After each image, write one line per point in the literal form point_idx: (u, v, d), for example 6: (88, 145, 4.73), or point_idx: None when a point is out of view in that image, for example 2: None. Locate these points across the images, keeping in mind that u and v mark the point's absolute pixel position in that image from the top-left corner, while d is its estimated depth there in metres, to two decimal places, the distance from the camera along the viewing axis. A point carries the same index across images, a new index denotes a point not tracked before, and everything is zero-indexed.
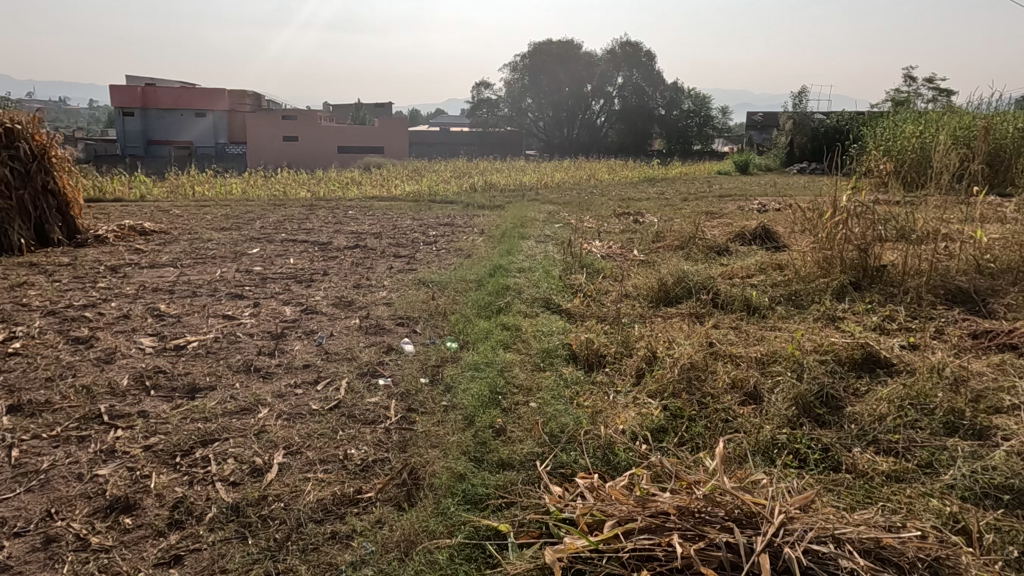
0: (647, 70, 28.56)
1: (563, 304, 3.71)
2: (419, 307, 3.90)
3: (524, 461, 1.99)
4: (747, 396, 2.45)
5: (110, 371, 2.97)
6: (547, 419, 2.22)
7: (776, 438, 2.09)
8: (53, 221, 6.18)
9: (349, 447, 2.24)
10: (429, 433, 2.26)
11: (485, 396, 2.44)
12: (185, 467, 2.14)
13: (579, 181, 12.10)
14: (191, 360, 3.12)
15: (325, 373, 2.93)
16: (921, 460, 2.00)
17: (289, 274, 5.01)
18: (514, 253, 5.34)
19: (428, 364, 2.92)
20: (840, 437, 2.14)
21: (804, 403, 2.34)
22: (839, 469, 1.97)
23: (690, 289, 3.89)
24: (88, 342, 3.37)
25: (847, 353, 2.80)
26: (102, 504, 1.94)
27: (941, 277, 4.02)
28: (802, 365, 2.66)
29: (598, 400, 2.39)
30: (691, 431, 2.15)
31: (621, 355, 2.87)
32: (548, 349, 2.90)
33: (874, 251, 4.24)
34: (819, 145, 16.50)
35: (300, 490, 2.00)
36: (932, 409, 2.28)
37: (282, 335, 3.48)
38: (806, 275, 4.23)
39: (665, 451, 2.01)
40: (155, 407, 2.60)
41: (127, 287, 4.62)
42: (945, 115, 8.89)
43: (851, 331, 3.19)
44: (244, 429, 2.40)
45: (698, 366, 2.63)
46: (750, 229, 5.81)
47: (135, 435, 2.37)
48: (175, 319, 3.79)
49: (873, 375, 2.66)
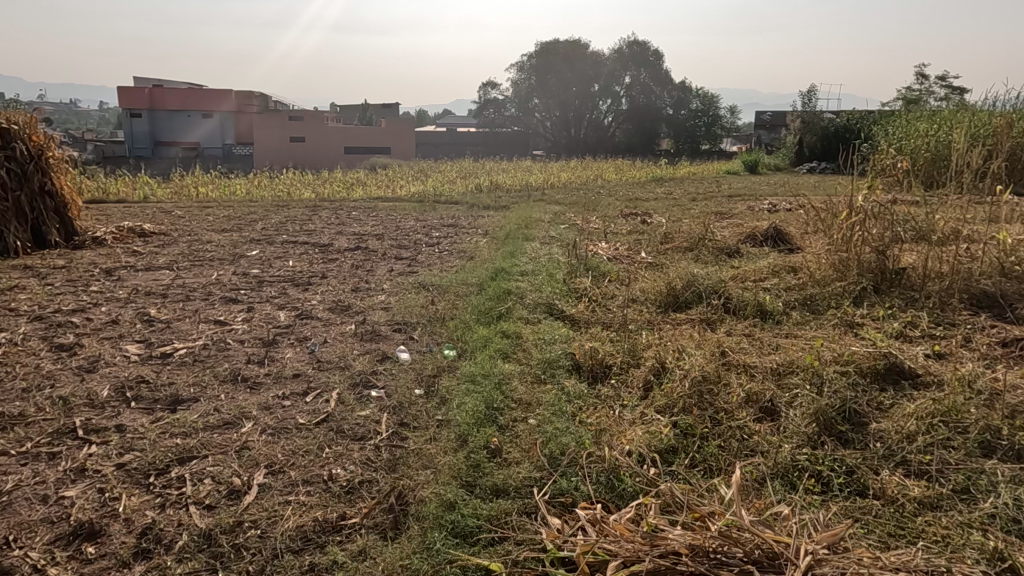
0: (656, 70, 28.28)
1: (567, 309, 3.55)
2: (417, 311, 3.75)
3: (520, 487, 1.83)
4: (763, 412, 2.28)
5: (91, 381, 2.83)
6: (546, 439, 2.06)
7: (796, 461, 1.92)
8: (51, 222, 6.07)
9: (335, 466, 2.09)
10: (421, 451, 2.11)
11: (481, 412, 2.28)
12: (158, 488, 2.00)
13: (585, 181, 11.91)
14: (176, 369, 2.98)
15: (316, 383, 2.78)
16: (957, 486, 1.82)
17: (286, 277, 4.87)
18: (518, 255, 5.19)
19: (424, 374, 2.77)
20: (866, 458, 1.96)
21: (824, 419, 2.17)
22: (866, 495, 1.80)
23: (700, 293, 3.72)
24: (71, 349, 3.23)
25: (869, 363, 2.62)
26: (64, 530, 1.80)
27: (965, 280, 3.82)
28: (821, 378, 2.48)
29: (602, 416, 2.23)
30: (703, 451, 1.98)
31: (628, 365, 2.70)
32: (550, 359, 2.74)
33: (892, 252, 4.05)
34: (830, 144, 16.25)
35: (278, 515, 1.84)
36: (966, 427, 2.10)
37: (273, 342, 3.34)
38: (823, 277, 4.04)
39: (675, 475, 1.85)
40: (134, 420, 2.46)
41: (119, 291, 4.50)
42: (961, 113, 8.66)
43: (872, 339, 3.02)
44: (225, 445, 2.26)
45: (711, 379, 2.46)
46: (762, 230, 5.64)
47: (109, 451, 2.22)
48: (166, 325, 3.65)
49: (898, 387, 2.48)
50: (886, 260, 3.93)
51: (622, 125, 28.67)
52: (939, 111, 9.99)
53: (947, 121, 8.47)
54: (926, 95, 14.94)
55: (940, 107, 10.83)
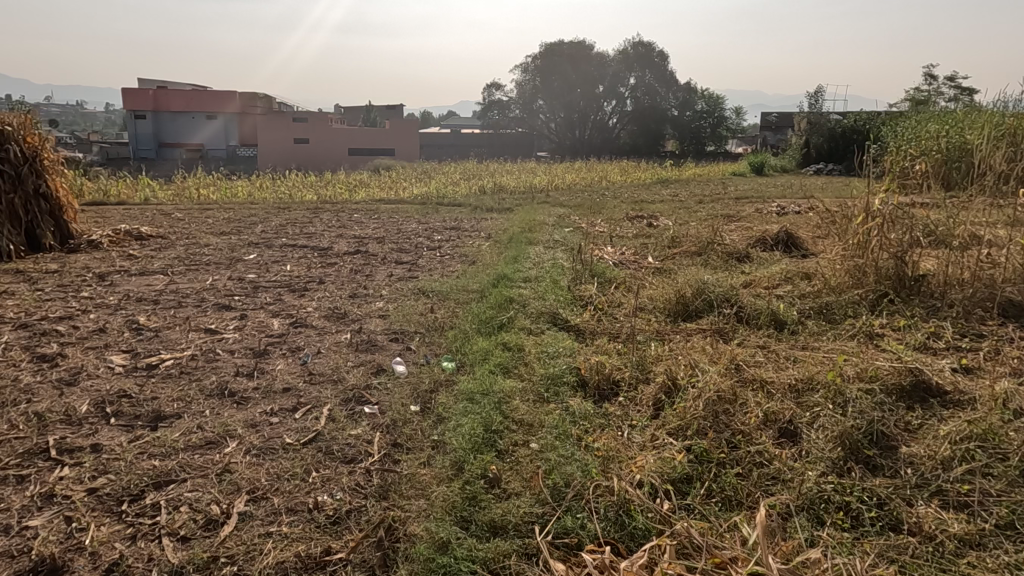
0: (659, 70, 28.02)
1: (571, 319, 3.39)
2: (416, 320, 3.60)
3: (520, 525, 1.68)
4: (783, 435, 2.12)
5: (70, 396, 2.68)
6: (549, 468, 1.90)
7: (822, 491, 1.76)
8: (45, 226, 5.93)
9: (322, 493, 1.93)
10: (414, 478, 1.95)
11: (478, 436, 2.12)
12: (131, 517, 1.85)
13: (591, 183, 11.75)
14: (161, 383, 2.83)
15: (307, 398, 2.63)
16: (1001, 521, 1.64)
17: (283, 282, 4.72)
18: (521, 259, 5.03)
19: (420, 389, 2.61)
20: (898, 487, 1.80)
21: (850, 442, 2.00)
22: (900, 531, 1.63)
23: (712, 301, 3.56)
24: (53, 360, 3.09)
25: (895, 380, 2.45)
26: (24, 566, 1.65)
27: (990, 286, 3.63)
28: (845, 396, 2.31)
29: (610, 439, 2.07)
30: (721, 480, 1.82)
31: (638, 382, 2.54)
32: (554, 375, 2.58)
33: (911, 258, 3.87)
34: (838, 145, 16.01)
35: (257, 550, 1.69)
36: (1006, 454, 1.92)
37: (264, 352, 3.19)
38: (838, 284, 3.87)
39: (691, 509, 1.69)
40: (111, 439, 2.31)
41: (110, 297, 4.35)
42: (973, 115, 8.47)
43: (895, 352, 2.84)
44: (206, 468, 2.11)
45: (726, 398, 2.29)
46: (773, 234, 5.46)
47: (81, 475, 2.07)
48: (154, 334, 3.50)
49: (926, 406, 2.31)
50: (905, 266, 3.76)
51: (627, 126, 28.53)
52: (952, 112, 9.77)
53: (961, 123, 8.28)
54: (935, 96, 14.71)
55: (951, 108, 10.63)
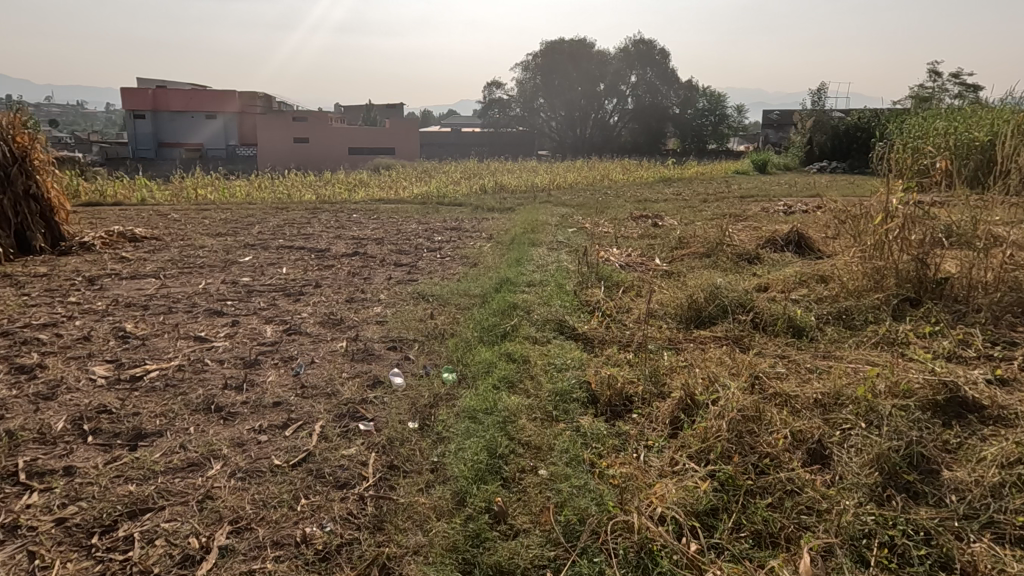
0: (660, 69, 27.85)
1: (578, 326, 3.22)
2: (415, 326, 3.44)
3: (529, 569, 1.51)
4: (813, 457, 1.95)
5: (47, 411, 2.51)
6: (560, 502, 1.73)
7: (863, 525, 1.59)
8: (35, 228, 5.75)
9: (310, 524, 1.76)
10: (412, 507, 1.79)
11: (482, 463, 1.95)
12: (102, 552, 1.69)
13: (593, 182, 11.58)
14: (144, 397, 2.66)
15: (299, 414, 2.46)
16: None
17: (278, 286, 4.56)
18: (523, 262, 4.87)
19: (419, 404, 2.44)
20: (947, 518, 1.63)
21: (887, 467, 1.83)
22: (952, 570, 1.46)
23: (725, 307, 3.38)
24: (31, 372, 2.92)
25: (928, 395, 2.29)
26: None
27: (1017, 290, 3.45)
28: (877, 414, 2.14)
29: (626, 465, 1.90)
30: (750, 514, 1.65)
31: (652, 398, 2.37)
32: (562, 391, 2.41)
33: (934, 259, 3.69)
34: (841, 144, 15.83)
35: None
36: None
37: (255, 362, 3.03)
38: (855, 288, 3.70)
39: (718, 549, 1.53)
40: (86, 461, 2.14)
41: (98, 303, 4.18)
42: (982, 113, 8.30)
43: (924, 361, 2.67)
44: (187, 493, 1.94)
45: (750, 417, 2.11)
46: (783, 234, 5.29)
47: (50, 502, 1.90)
48: (140, 342, 3.34)
49: (964, 423, 2.15)
50: (927, 268, 3.58)
51: (628, 124, 28.44)
52: (958, 109, 9.60)
53: (970, 122, 8.10)
54: (940, 93, 14.55)
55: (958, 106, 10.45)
